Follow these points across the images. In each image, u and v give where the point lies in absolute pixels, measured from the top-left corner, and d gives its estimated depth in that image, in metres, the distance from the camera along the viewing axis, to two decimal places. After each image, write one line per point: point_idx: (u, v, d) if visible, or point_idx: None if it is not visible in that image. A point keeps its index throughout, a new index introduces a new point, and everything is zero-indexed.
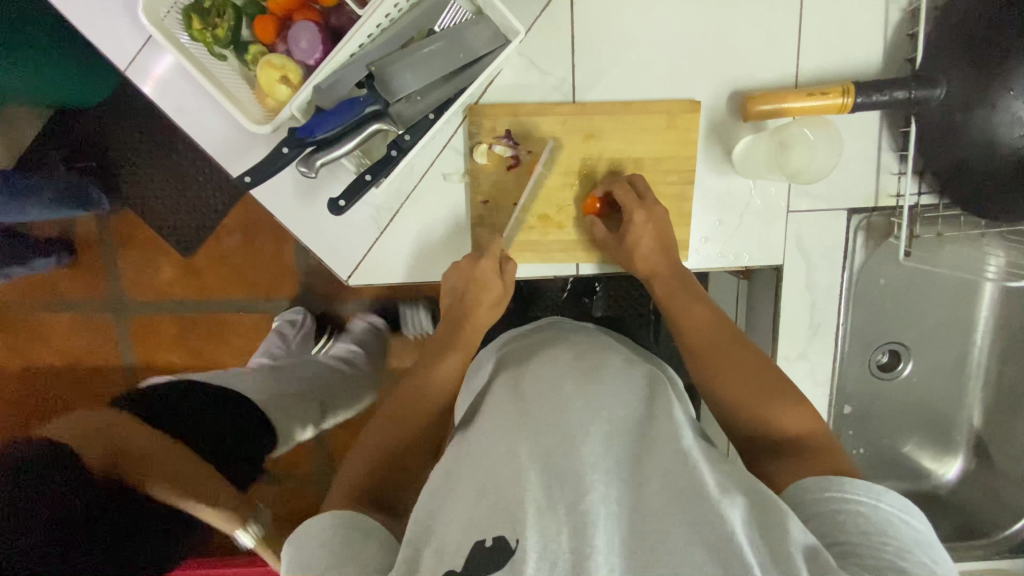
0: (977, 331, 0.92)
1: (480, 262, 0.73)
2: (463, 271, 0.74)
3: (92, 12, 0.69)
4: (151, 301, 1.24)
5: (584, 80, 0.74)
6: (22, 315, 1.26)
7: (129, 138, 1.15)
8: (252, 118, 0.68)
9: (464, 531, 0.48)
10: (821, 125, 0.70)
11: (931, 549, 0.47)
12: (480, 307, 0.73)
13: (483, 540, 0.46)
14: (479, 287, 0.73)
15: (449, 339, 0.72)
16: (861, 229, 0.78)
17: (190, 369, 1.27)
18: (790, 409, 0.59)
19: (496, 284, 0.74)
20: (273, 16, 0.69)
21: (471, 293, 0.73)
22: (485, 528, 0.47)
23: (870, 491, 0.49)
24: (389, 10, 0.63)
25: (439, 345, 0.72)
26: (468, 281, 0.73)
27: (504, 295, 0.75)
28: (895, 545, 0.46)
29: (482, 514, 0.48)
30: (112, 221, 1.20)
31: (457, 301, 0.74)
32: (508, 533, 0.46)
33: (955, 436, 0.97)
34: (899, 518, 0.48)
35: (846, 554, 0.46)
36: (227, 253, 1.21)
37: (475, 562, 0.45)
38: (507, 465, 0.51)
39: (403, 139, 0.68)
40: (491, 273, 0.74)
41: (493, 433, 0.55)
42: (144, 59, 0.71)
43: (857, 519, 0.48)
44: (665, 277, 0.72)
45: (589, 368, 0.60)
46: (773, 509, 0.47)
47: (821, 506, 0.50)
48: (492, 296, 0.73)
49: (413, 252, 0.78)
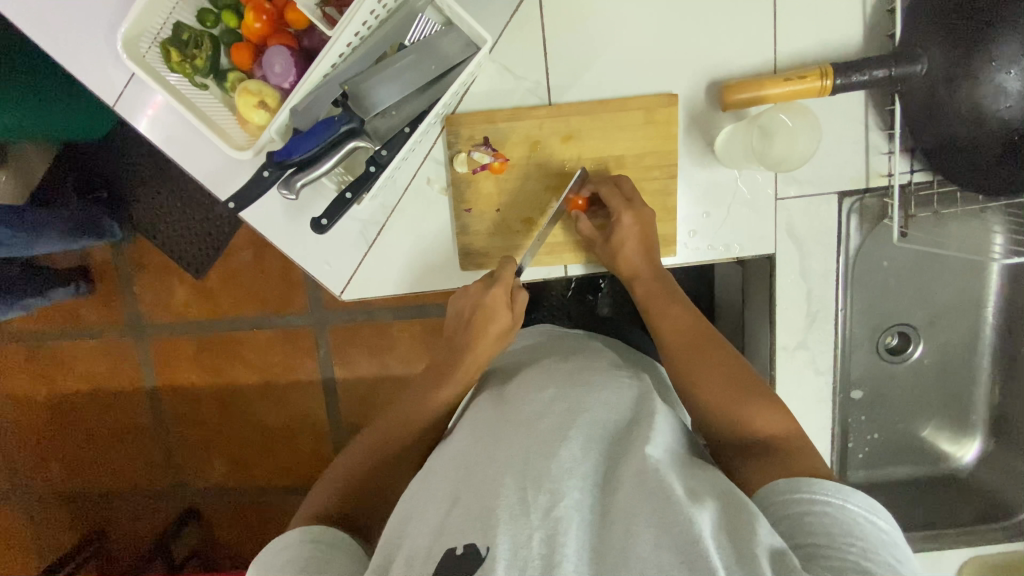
0: (987, 308, 0.89)
1: (491, 289, 0.70)
2: (471, 297, 0.71)
3: (81, 53, 0.72)
4: (166, 323, 1.28)
5: (559, 82, 0.74)
6: (46, 344, 1.31)
7: (135, 168, 1.19)
8: (234, 145, 0.70)
9: (434, 539, 0.50)
10: (799, 112, 0.70)
11: (897, 548, 0.48)
12: (484, 338, 0.69)
13: (454, 548, 0.47)
14: (486, 316, 0.69)
15: (448, 368, 0.69)
16: (854, 212, 0.76)
17: (211, 386, 1.30)
18: (761, 411, 0.60)
19: (504, 315, 0.69)
20: (249, 43, 0.70)
21: (477, 322, 0.69)
22: (454, 536, 0.48)
23: (838, 492, 0.50)
24: (358, 28, 0.64)
25: (438, 371, 0.70)
26: (476, 309, 0.70)
27: (511, 326, 0.70)
28: (859, 546, 0.46)
29: (455, 521, 0.50)
30: (127, 248, 1.25)
31: (462, 325, 0.70)
32: (479, 540, 0.47)
33: (972, 417, 0.93)
34: (865, 519, 0.49)
35: (810, 556, 0.46)
36: (235, 272, 1.24)
37: (447, 566, 0.47)
38: (484, 470, 0.53)
39: (380, 155, 0.69)
40: (502, 304, 0.70)
41: (472, 442, 0.58)
42: (130, 94, 0.73)
43: (824, 520, 0.48)
44: (645, 278, 0.72)
45: (574, 373, 0.63)
46: (743, 511, 0.48)
47: (790, 507, 0.50)
48: (498, 328, 0.69)
49: (400, 277, 0.79)
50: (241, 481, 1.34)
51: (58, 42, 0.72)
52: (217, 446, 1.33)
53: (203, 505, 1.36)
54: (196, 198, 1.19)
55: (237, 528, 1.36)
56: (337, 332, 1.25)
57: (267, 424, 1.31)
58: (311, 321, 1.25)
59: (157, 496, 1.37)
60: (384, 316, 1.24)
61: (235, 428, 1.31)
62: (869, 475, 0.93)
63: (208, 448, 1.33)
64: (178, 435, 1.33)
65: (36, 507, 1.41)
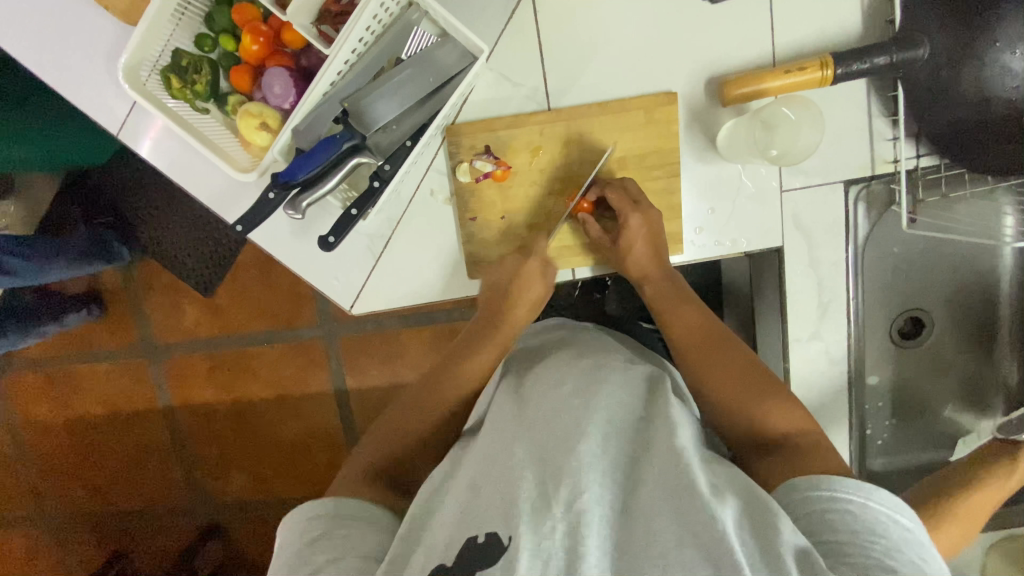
0: (1002, 288, 0.88)
1: (527, 261, 0.74)
2: (508, 269, 0.76)
3: (83, 85, 0.73)
4: (180, 342, 1.29)
5: (556, 87, 0.74)
6: (63, 368, 1.33)
7: (141, 192, 1.20)
8: (238, 167, 0.71)
9: (455, 528, 0.50)
10: (799, 104, 0.70)
11: (921, 548, 0.47)
12: (521, 304, 0.74)
13: (476, 535, 0.48)
14: (521, 285, 0.74)
15: (489, 332, 0.74)
16: (862, 200, 0.76)
17: (227, 402, 1.31)
18: (777, 411, 0.60)
19: (540, 285, 0.75)
20: (247, 66, 0.71)
21: (514, 290, 0.74)
22: (477, 524, 0.49)
23: (858, 490, 0.49)
24: (356, 44, 0.65)
25: (477, 335, 0.75)
26: (513, 278, 0.75)
27: (544, 297, 0.76)
28: (883, 544, 0.46)
29: (476, 512, 0.50)
30: (137, 271, 1.26)
31: (498, 296, 0.75)
32: (502, 529, 0.48)
33: (991, 398, 0.93)
34: (889, 518, 0.48)
35: (833, 552, 0.47)
36: (247, 288, 1.25)
37: (465, 557, 0.47)
38: (500, 466, 0.53)
39: (384, 170, 0.70)
40: (536, 275, 0.75)
41: (492, 431, 0.58)
42: (133, 121, 0.74)
43: (846, 519, 0.48)
44: (655, 280, 0.72)
45: (590, 368, 0.62)
46: (766, 510, 0.47)
47: (810, 504, 0.50)
48: (532, 297, 0.75)
49: (399, 290, 0.80)
50: (262, 494, 1.35)
51: (59, 75, 0.72)
52: (236, 460, 1.34)
53: (225, 520, 1.37)
54: (202, 218, 1.20)
55: (261, 540, 1.37)
56: (349, 342, 1.26)
57: (285, 437, 1.31)
58: (322, 332, 1.26)
59: (178, 514, 1.39)
60: (394, 325, 1.25)
61: (254, 441, 1.32)
62: (889, 462, 0.92)
63: (226, 462, 1.34)
64: (197, 453, 1.34)
65: (63, 528, 1.42)
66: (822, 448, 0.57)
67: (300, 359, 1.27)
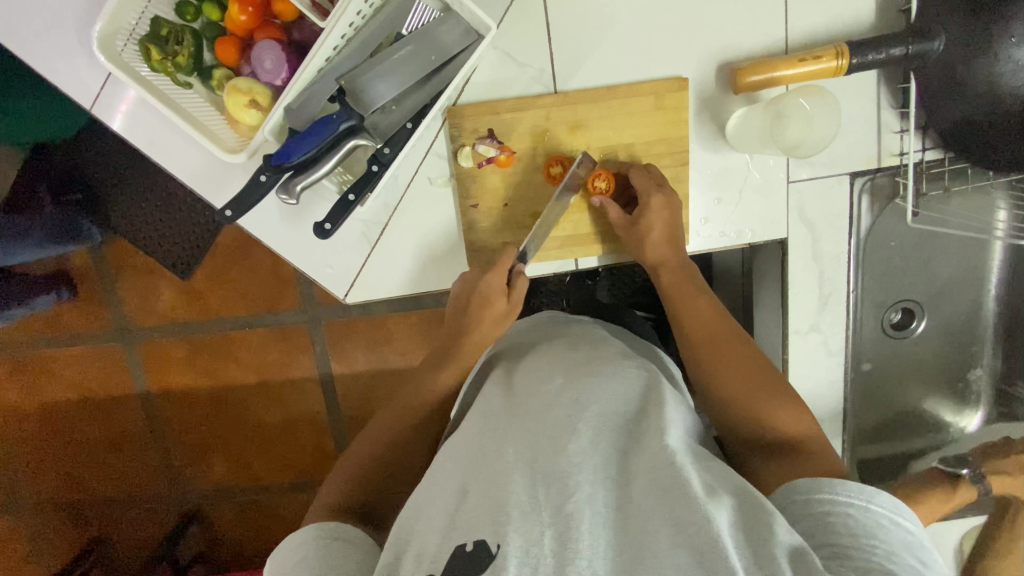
0: (990, 280, 0.90)
1: (487, 278, 0.69)
2: (468, 284, 0.71)
3: (48, 49, 0.67)
4: (157, 327, 1.24)
5: (565, 68, 0.71)
6: (31, 351, 1.26)
7: (112, 165, 1.13)
8: (225, 148, 0.66)
9: (443, 537, 0.49)
10: (817, 94, 0.67)
11: (921, 551, 0.47)
12: (483, 324, 0.69)
13: (463, 544, 0.47)
14: (481, 301, 0.69)
15: (455, 351, 0.70)
16: (866, 192, 0.75)
17: (207, 388, 1.27)
18: (784, 408, 0.59)
19: (501, 302, 0.69)
20: (234, 38, 0.66)
21: (476, 307, 0.69)
22: (465, 532, 0.48)
23: (861, 493, 0.50)
24: (354, 17, 0.60)
25: (444, 354, 0.70)
26: (472, 295, 0.70)
27: (510, 313, 0.70)
28: (883, 548, 0.46)
29: (466, 516, 0.49)
30: (107, 250, 1.20)
31: (462, 308, 0.70)
32: (489, 537, 0.46)
33: (970, 387, 0.96)
34: (889, 521, 0.48)
35: (834, 556, 0.46)
36: (227, 271, 1.20)
37: (455, 567, 0.46)
38: (495, 470, 0.51)
39: (383, 153, 0.66)
40: (500, 292, 0.69)
41: (484, 427, 0.58)
42: (107, 95, 0.69)
43: (847, 522, 0.48)
44: (673, 266, 0.70)
45: (584, 362, 0.63)
46: (759, 510, 0.47)
47: (812, 507, 0.50)
48: (496, 314, 0.69)
49: (401, 279, 0.77)
50: (244, 480, 1.32)
51: (20, 37, 0.66)
52: (217, 446, 1.30)
53: (206, 507, 1.34)
54: (177, 196, 1.14)
55: (245, 529, 1.35)
56: (334, 327, 1.22)
57: (268, 424, 1.28)
58: (306, 318, 1.22)
59: (159, 502, 1.35)
60: (382, 310, 1.22)
61: (235, 429, 1.29)
62: (873, 449, 0.95)
63: (207, 449, 1.31)
64: (175, 439, 1.30)
65: (35, 515, 1.37)
66: (830, 447, 0.58)
67: (286, 346, 1.23)
